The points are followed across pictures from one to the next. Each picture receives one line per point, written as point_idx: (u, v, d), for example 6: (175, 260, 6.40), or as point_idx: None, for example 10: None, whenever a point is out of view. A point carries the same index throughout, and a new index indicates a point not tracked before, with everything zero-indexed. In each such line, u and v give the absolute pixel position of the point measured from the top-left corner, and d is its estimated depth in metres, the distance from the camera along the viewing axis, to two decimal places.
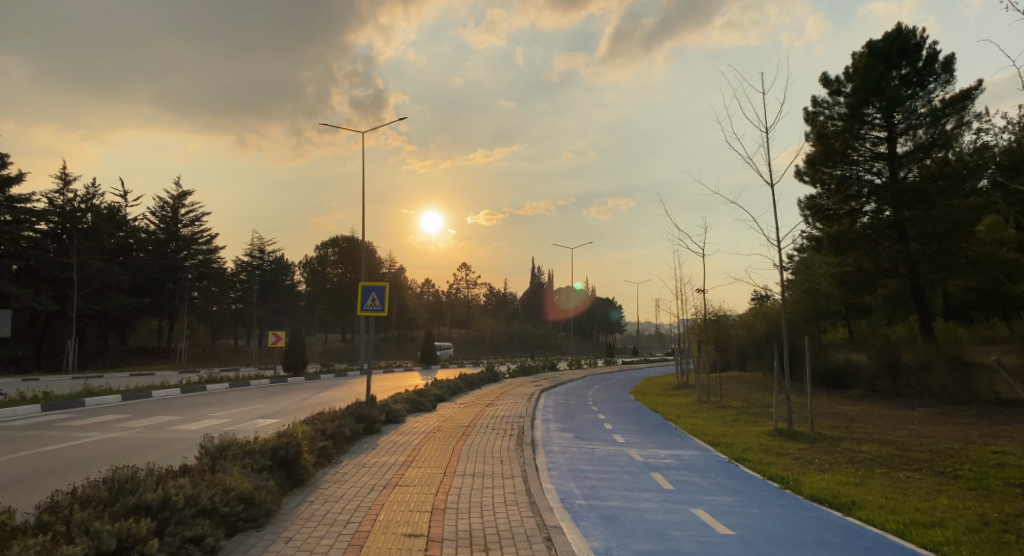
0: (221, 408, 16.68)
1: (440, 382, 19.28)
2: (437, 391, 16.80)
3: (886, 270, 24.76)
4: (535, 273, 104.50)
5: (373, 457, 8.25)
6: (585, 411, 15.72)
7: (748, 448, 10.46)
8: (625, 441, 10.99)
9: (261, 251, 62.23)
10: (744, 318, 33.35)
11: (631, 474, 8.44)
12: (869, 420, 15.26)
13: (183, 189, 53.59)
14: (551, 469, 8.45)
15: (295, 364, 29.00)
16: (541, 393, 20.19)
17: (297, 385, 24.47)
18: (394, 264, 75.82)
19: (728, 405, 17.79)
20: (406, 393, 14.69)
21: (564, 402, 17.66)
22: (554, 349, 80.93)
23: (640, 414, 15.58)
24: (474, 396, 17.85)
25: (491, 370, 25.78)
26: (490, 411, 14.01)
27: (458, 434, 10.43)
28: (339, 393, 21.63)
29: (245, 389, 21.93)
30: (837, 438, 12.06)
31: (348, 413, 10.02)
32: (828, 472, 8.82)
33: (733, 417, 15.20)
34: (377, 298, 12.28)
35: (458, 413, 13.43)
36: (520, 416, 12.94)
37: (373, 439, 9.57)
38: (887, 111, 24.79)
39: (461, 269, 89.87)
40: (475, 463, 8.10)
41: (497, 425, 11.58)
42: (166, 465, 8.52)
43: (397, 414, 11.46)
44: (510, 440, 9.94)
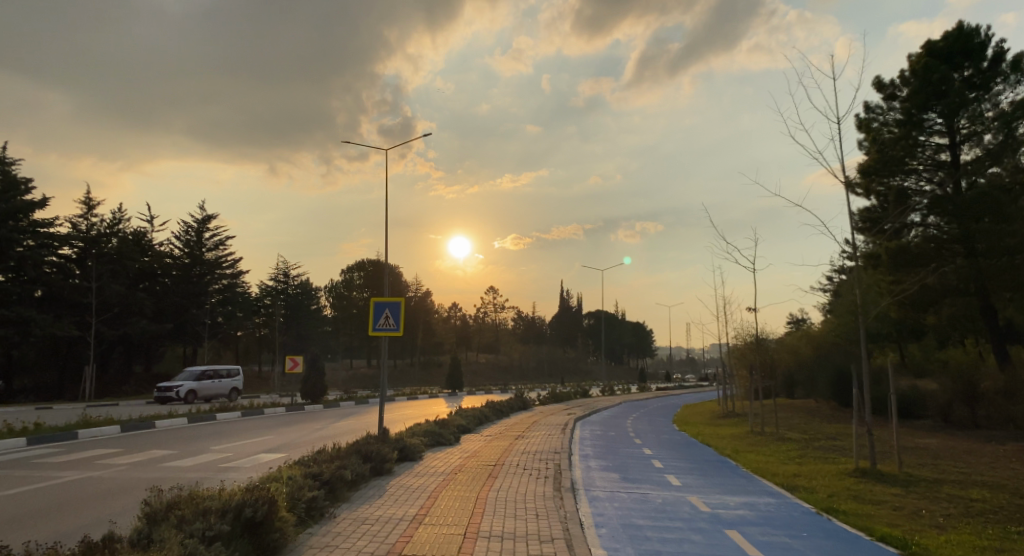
0: (226, 440, 15.30)
1: (466, 411, 17.71)
2: (462, 421, 15.26)
3: (952, 287, 22.65)
4: (564, 296, 102.78)
5: (378, 509, 6.63)
6: (627, 444, 13.98)
7: (835, 495, 8.63)
8: (682, 485, 9.22)
9: (287, 275, 61.59)
10: (787, 342, 31.32)
11: (701, 531, 6.72)
12: (956, 456, 13.27)
13: (208, 214, 53.15)
14: (600, 526, 6.74)
15: (314, 391, 27.64)
16: (575, 422, 18.43)
17: (314, 414, 23.05)
18: (421, 288, 74.72)
19: (788, 438, 15.85)
20: (425, 424, 13.16)
21: (603, 434, 15.87)
22: (584, 374, 78.88)
23: (690, 447, 13.80)
24: (502, 426, 16.25)
25: (520, 397, 24.11)
26: (520, 445, 12.33)
27: (484, 475, 8.79)
28: (356, 422, 20.13)
29: (258, 418, 20.54)
30: (934, 480, 10.17)
31: (354, 450, 8.47)
32: (953, 531, 6.97)
33: (797, 451, 13.35)
34: (391, 316, 10.77)
35: (484, 448, 11.80)
36: (555, 452, 11.26)
37: (381, 483, 7.97)
38: (950, 115, 22.91)
39: (488, 293, 88.72)
40: (504, 520, 6.41)
41: (529, 464, 9.90)
42: (123, 520, 7.00)
43: (412, 452, 9.85)
44: (545, 485, 8.25)
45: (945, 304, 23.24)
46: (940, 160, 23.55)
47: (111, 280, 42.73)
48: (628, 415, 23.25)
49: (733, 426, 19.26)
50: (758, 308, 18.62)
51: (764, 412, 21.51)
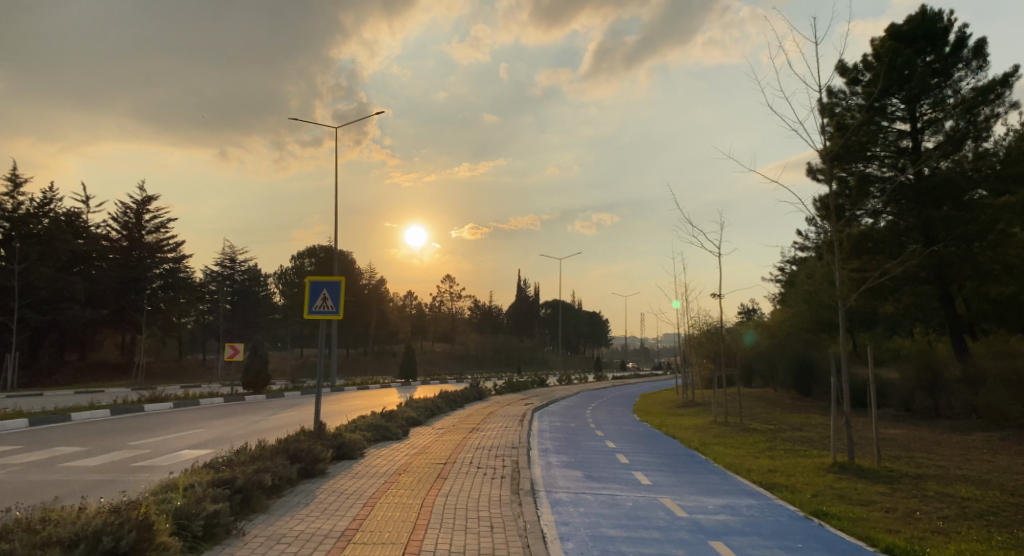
0: (150, 434, 13.84)
1: (418, 402, 16.59)
2: (411, 413, 14.18)
3: (912, 276, 22.42)
4: (521, 285, 102.18)
5: (301, 523, 5.46)
6: (589, 436, 13.04)
7: (820, 496, 7.83)
8: (652, 485, 8.28)
9: (233, 260, 59.17)
10: (745, 331, 31.08)
11: (682, 543, 5.73)
12: (927, 448, 12.77)
13: (147, 194, 50.48)
14: (566, 539, 5.69)
15: (256, 381, 26.11)
16: (533, 413, 17.49)
17: (255, 405, 21.62)
18: (374, 275, 72.90)
19: (754, 429, 15.21)
20: (370, 416, 12.02)
21: (563, 426, 14.99)
22: (541, 364, 78.37)
23: (655, 440, 12.96)
24: (455, 418, 15.18)
25: (476, 387, 23.10)
26: (474, 440, 11.22)
27: (432, 476, 7.71)
28: (300, 414, 18.83)
29: (191, 410, 19.04)
30: (916, 477, 9.52)
31: (281, 449, 7.30)
32: (960, 538, 6.19)
33: (766, 444, 12.67)
34: (330, 298, 9.53)
35: (434, 444, 10.69)
36: (513, 448, 10.21)
37: (310, 487, 6.80)
38: (912, 101, 22.66)
39: (445, 281, 87.46)
40: (452, 534, 5.34)
41: (484, 461, 8.83)
42: None
43: (351, 450, 8.71)
44: (502, 489, 7.17)
45: (902, 293, 23.09)
46: (901, 147, 23.28)
47: (39, 263, 40.13)
48: (586, 405, 22.47)
49: (695, 416, 18.64)
50: (723, 294, 17.96)
51: (726, 401, 20.98)
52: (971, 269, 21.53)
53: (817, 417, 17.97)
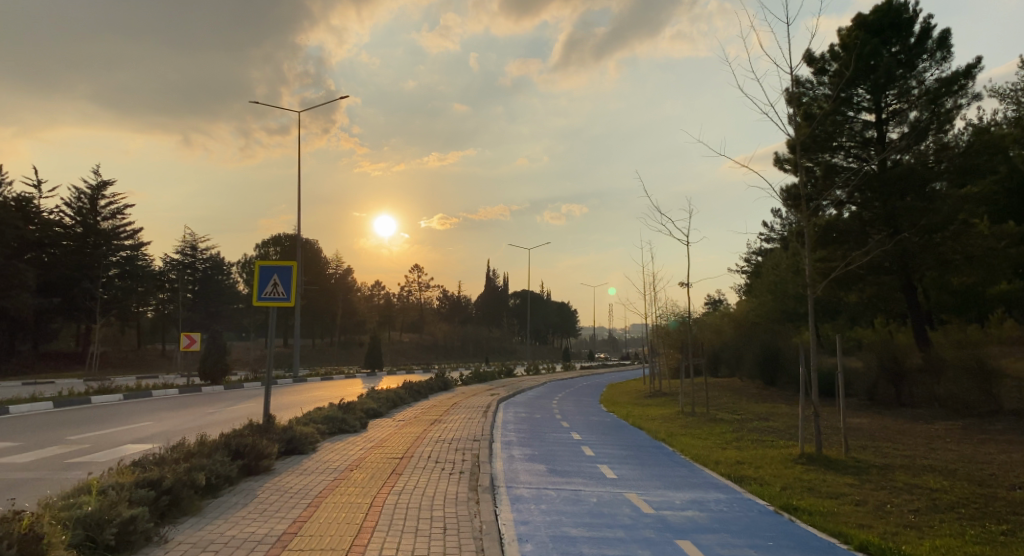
0: (94, 427, 13.12)
1: (379, 393, 16.10)
2: (371, 405, 13.71)
3: (877, 266, 22.55)
4: (491, 275, 101.78)
5: (236, 526, 4.97)
6: (554, 428, 12.71)
7: (789, 489, 7.59)
8: (617, 478, 7.96)
9: (193, 248, 57.61)
10: (712, 321, 31.12)
11: (648, 543, 5.39)
12: (892, 437, 12.71)
13: (102, 179, 48.85)
14: (526, 540, 5.31)
15: (214, 372, 25.34)
16: (498, 403, 17.09)
17: (211, 396, 20.93)
18: (341, 264, 71.77)
19: (721, 419, 15.06)
20: (326, 408, 11.51)
21: (528, 416, 14.63)
22: (510, 354, 78.17)
23: (621, 430, 12.69)
24: (417, 410, 14.73)
25: (441, 376, 22.68)
26: (434, 432, 10.79)
27: (387, 472, 7.27)
28: (258, 406, 18.19)
29: (143, 401, 18.31)
30: (884, 467, 9.37)
31: (222, 445, 6.78)
32: (935, 533, 5.97)
33: (733, 435, 12.50)
34: (281, 284, 8.97)
35: (393, 437, 10.24)
36: (474, 441, 9.81)
37: (253, 485, 6.31)
38: (878, 92, 22.73)
39: (413, 271, 86.59)
40: (401, 537, 4.93)
41: (442, 455, 8.41)
42: None
43: (302, 444, 8.22)
44: (460, 485, 6.76)
45: (866, 283, 23.22)
46: (867, 137, 23.35)
47: None
48: (553, 395, 22.20)
49: (662, 406, 18.48)
50: (691, 282, 17.78)
51: (692, 391, 20.87)
52: (933, 260, 21.71)
53: (783, 406, 17.94)
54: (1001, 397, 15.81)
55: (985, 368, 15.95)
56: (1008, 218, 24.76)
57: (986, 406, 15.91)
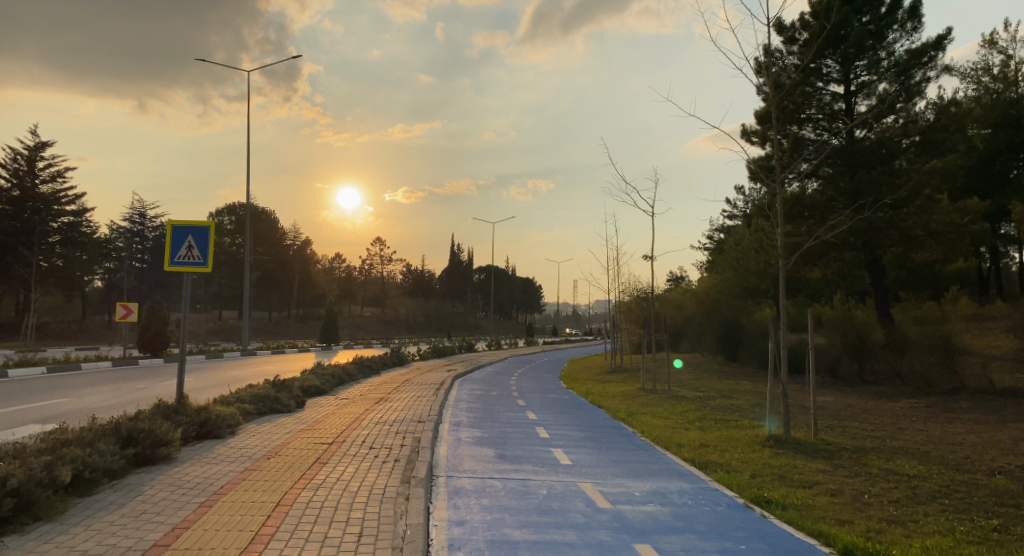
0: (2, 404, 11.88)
1: (325, 368, 15.10)
2: (312, 381, 12.74)
3: (842, 241, 22.20)
4: (454, 250, 100.38)
5: (95, 535, 3.99)
6: (509, 407, 11.91)
7: (759, 477, 6.90)
8: (572, 466, 7.15)
9: (142, 216, 55.11)
10: (675, 296, 30.72)
11: (601, 550, 4.59)
12: (860, 417, 12.22)
13: (41, 140, 46.09)
14: (457, 548, 4.45)
15: (154, 344, 24.00)
16: (453, 380, 16.22)
17: (147, 370, 19.69)
18: (299, 235, 69.68)
19: (683, 397, 14.46)
20: (258, 386, 10.52)
21: (483, 394, 13.82)
22: (473, 329, 77.25)
23: (580, 410, 11.94)
24: (365, 387, 13.78)
25: (396, 351, 21.75)
26: (377, 413, 9.86)
27: (308, 461, 6.33)
28: (196, 381, 17.04)
29: (68, 375, 16.98)
30: (856, 450, 8.79)
31: (111, 430, 5.76)
32: (922, 531, 5.31)
33: (696, 414, 11.88)
34: (196, 247, 7.88)
35: (329, 418, 9.29)
36: (418, 423, 8.92)
37: (143, 478, 5.33)
38: (848, 61, 22.24)
39: (375, 244, 84.71)
40: (302, 547, 4.03)
41: (378, 440, 7.50)
42: None
43: (217, 428, 7.24)
44: (390, 477, 5.85)
45: (830, 259, 22.90)
46: (835, 109, 22.91)
47: None
48: (511, 371, 21.47)
49: (623, 382, 17.87)
50: (655, 255, 17.08)
51: (653, 367, 20.34)
52: (898, 235, 21.39)
53: (745, 383, 17.49)
54: (965, 374, 15.53)
55: (950, 345, 15.63)
56: (971, 196, 24.63)
57: (949, 383, 15.59)
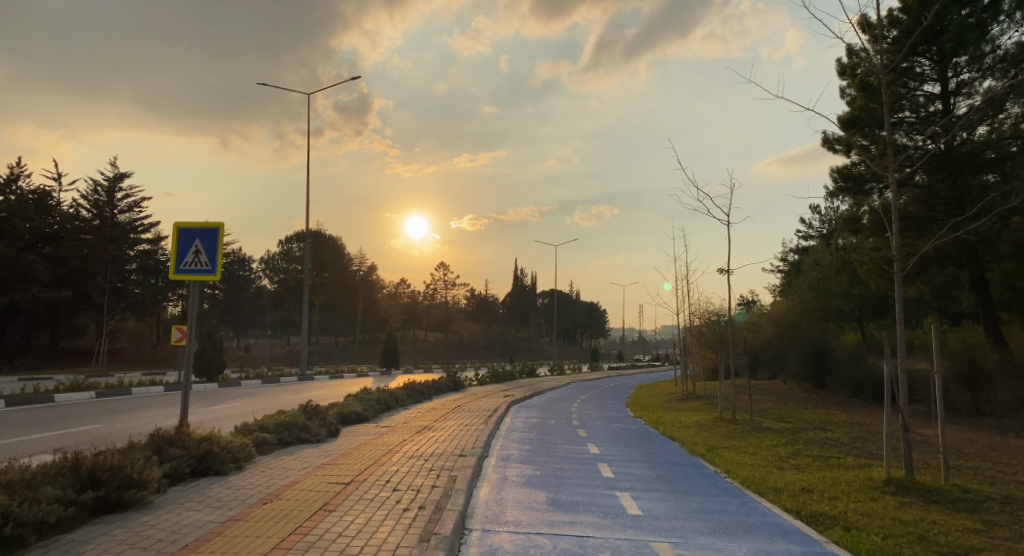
0: (32, 430, 11.31)
1: (370, 393, 14.11)
2: (353, 407, 11.73)
3: (944, 254, 19.79)
4: (518, 274, 99.53)
5: None
6: (568, 438, 10.49)
7: (889, 538, 5.26)
8: (642, 519, 5.66)
9: None
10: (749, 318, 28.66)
11: None
12: (988, 456, 10.19)
13: (119, 172, 47.76)
14: None
15: (210, 367, 23.72)
16: (508, 407, 14.88)
17: (199, 394, 19.20)
18: (364, 261, 70.11)
19: (768, 429, 12.67)
20: (289, 412, 9.53)
21: (539, 423, 12.46)
22: (537, 354, 75.71)
23: (650, 442, 10.41)
24: (411, 414, 12.66)
25: (451, 376, 20.62)
26: (414, 444, 8.61)
27: (311, 508, 5.11)
28: (242, 407, 16.33)
29: (115, 399, 16.54)
30: (1005, 501, 6.93)
31: (67, 469, 4.70)
32: None
33: (786, 450, 10.17)
34: (204, 252, 6.89)
35: (359, 451, 8.08)
36: (459, 457, 7.61)
37: (92, 533, 4.23)
38: (945, 58, 20.12)
39: (439, 269, 84.62)
40: None
41: (406, 482, 6.23)
42: None
43: (218, 463, 6.17)
44: (406, 535, 4.55)
45: (929, 275, 20.47)
46: (931, 111, 20.76)
47: None
48: (573, 398, 19.96)
49: (696, 411, 16.15)
50: (732, 270, 15.38)
51: (730, 395, 18.47)
52: (1010, 248, 18.92)
53: (838, 413, 15.48)
54: None
55: None
56: None
57: None
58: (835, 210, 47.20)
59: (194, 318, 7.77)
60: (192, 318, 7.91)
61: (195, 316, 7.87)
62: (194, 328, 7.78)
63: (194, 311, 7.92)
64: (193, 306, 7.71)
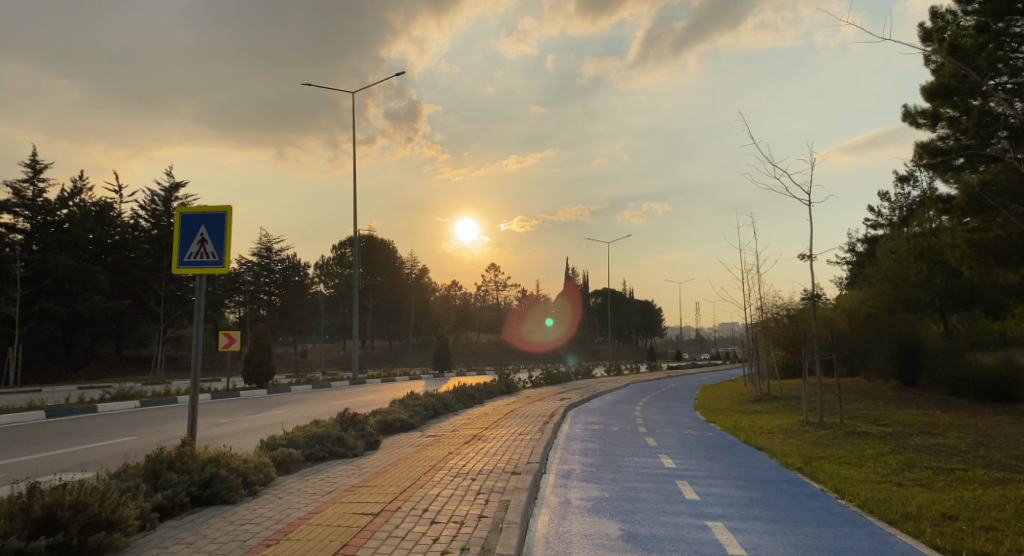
0: (61, 444, 10.68)
1: (417, 398, 13.11)
2: (396, 416, 10.71)
3: None
4: (570, 274, 98.04)
5: None
6: (634, 448, 9.21)
7: None
8: None
9: (269, 250, 56.83)
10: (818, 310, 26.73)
11: None
12: None
13: (175, 181, 48.39)
14: None
15: (258, 375, 23.19)
16: (565, 412, 13.67)
17: (245, 402, 18.58)
18: (416, 264, 69.81)
19: (864, 435, 11.05)
20: (324, 423, 8.57)
21: (601, 430, 11.19)
22: (592, 354, 74.05)
23: (731, 452, 9.04)
24: (460, 421, 11.58)
25: (503, 379, 19.50)
26: (458, 459, 7.48)
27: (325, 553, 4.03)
28: (285, 415, 15.55)
29: (159, 409, 15.98)
30: None
31: (14, 510, 3.73)
32: None
33: (897, 460, 8.64)
34: (210, 240, 5.95)
35: (397, 468, 6.99)
36: (513, 477, 6.45)
37: None
38: None
39: (490, 270, 83.81)
40: None
41: (448, 513, 5.09)
42: None
43: (226, 488, 5.18)
44: None
45: None
46: None
47: (57, 251, 38.26)
48: (636, 400, 18.57)
49: (776, 415, 14.54)
50: (813, 256, 13.76)
51: (811, 396, 16.77)
52: None
53: (940, 415, 13.70)
54: None
55: None
56: None
57: None
58: (906, 196, 44.28)
59: (200, 325, 6.73)
60: (196, 327, 6.89)
61: (201, 322, 6.83)
62: (199, 337, 6.70)
63: (199, 317, 6.87)
64: (199, 310, 6.71)
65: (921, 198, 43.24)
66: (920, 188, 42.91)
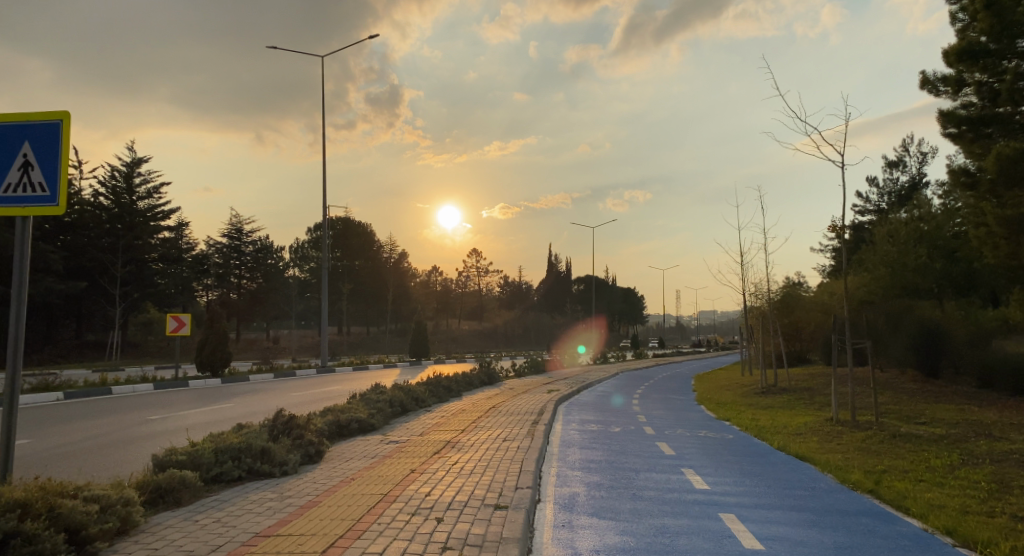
0: None
1: (383, 391, 11.14)
2: (352, 414, 8.72)
3: None
4: (553, 261, 96.19)
5: None
6: (645, 459, 7.30)
7: None
8: None
9: (239, 231, 54.17)
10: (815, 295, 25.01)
11: None
12: None
13: (138, 157, 45.43)
14: None
15: (213, 362, 21.00)
16: (554, 407, 11.75)
17: (193, 393, 16.46)
18: (394, 248, 67.44)
19: (912, 438, 9.23)
20: (248, 430, 6.55)
21: (600, 433, 9.25)
22: (574, 342, 72.35)
23: (767, 464, 7.16)
24: (430, 421, 9.58)
25: (484, 368, 17.58)
26: (418, 481, 5.50)
27: None
28: (229, 408, 13.52)
29: (87, 401, 13.82)
30: None
31: None
32: None
33: (984, 476, 6.81)
34: (37, 166, 3.96)
35: (330, 498, 4.98)
36: (499, 515, 4.52)
37: None
38: None
39: (472, 255, 81.58)
40: None
41: None
42: None
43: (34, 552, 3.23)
44: None
45: None
46: None
47: None
48: (631, 392, 16.76)
49: (794, 410, 12.79)
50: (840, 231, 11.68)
51: (825, 390, 15.07)
52: None
53: (982, 412, 12.00)
54: None
55: None
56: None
57: None
58: (895, 181, 42.85)
59: (27, 298, 4.65)
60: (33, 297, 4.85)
61: (29, 293, 4.75)
62: (24, 316, 4.59)
63: (28, 285, 4.79)
64: (25, 277, 4.62)
65: (911, 183, 41.82)
66: (910, 173, 41.49)
